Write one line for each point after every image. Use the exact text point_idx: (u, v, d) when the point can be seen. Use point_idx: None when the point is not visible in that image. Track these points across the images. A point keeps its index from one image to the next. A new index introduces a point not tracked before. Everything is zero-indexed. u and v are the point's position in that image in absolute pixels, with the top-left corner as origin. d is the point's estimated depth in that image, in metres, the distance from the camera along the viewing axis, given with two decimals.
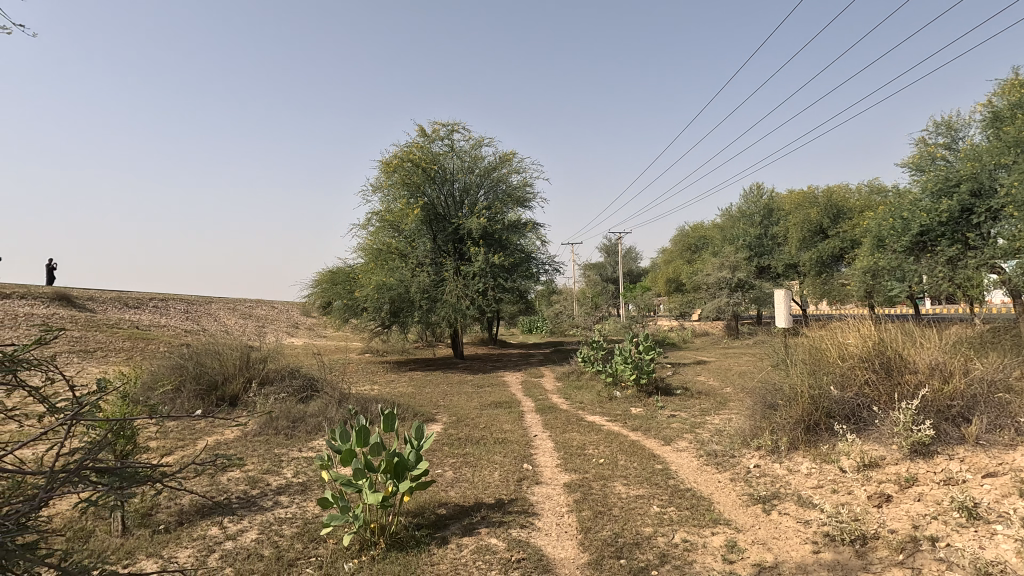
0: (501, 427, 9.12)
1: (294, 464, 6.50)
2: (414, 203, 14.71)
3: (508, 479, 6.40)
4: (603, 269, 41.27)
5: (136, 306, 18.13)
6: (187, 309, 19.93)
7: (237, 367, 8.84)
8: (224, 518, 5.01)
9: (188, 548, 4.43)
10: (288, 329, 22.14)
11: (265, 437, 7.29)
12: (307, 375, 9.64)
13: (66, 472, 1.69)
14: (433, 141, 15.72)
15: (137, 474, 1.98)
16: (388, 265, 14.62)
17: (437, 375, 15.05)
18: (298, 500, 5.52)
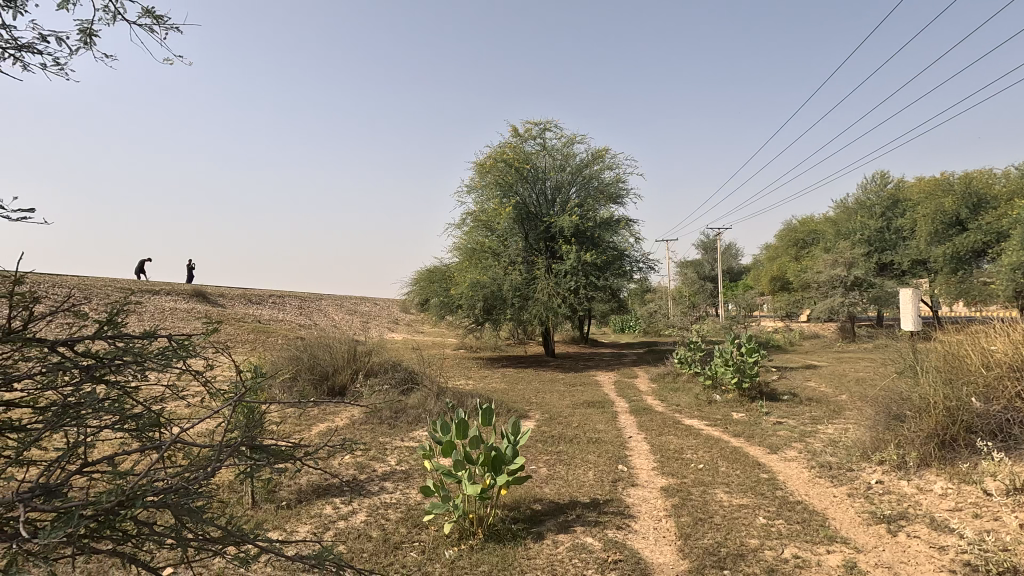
0: (594, 426, 9.05)
1: (397, 452, 6.88)
2: (507, 203, 14.96)
3: (602, 479, 6.34)
4: (701, 266, 39.52)
5: (258, 301, 20.03)
6: (301, 304, 21.70)
7: (345, 359, 9.49)
8: (337, 499, 5.42)
9: (307, 524, 4.84)
10: (389, 324, 23.40)
11: (371, 426, 7.77)
12: (407, 368, 10.14)
13: (228, 447, 1.90)
14: (525, 140, 15.89)
15: (282, 451, 2.19)
16: (482, 264, 15.01)
17: (529, 373, 15.23)
18: (401, 487, 5.84)
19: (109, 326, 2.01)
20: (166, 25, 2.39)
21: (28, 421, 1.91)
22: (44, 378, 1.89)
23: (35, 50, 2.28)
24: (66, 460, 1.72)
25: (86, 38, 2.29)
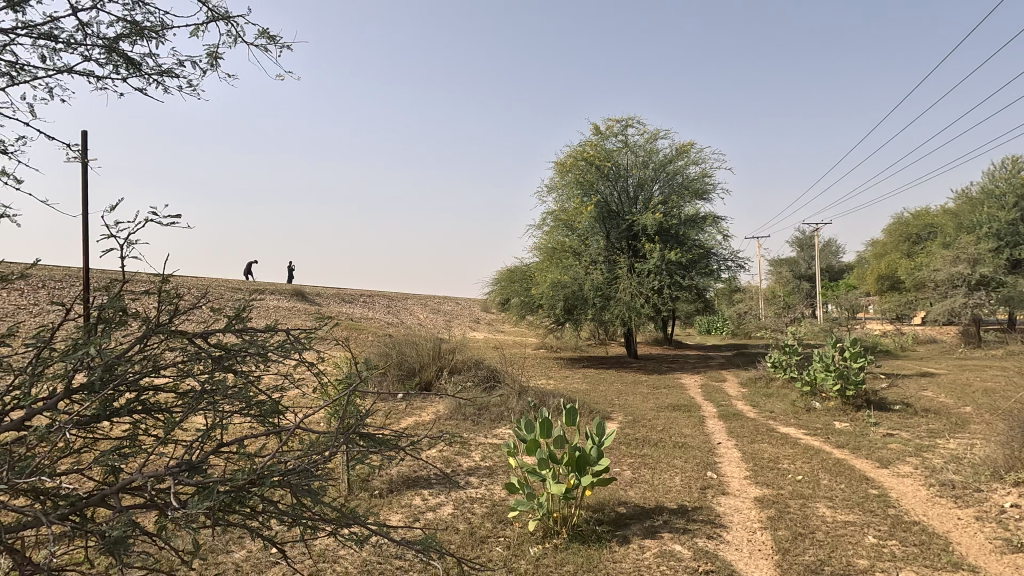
0: (680, 430, 8.73)
1: (481, 449, 7.01)
2: (587, 202, 14.78)
3: (690, 485, 6.10)
4: (796, 265, 36.99)
5: (350, 300, 21.17)
6: (389, 304, 22.69)
7: (431, 356, 9.82)
8: (425, 491, 5.61)
9: (398, 512, 5.06)
10: (471, 323, 23.91)
11: (455, 422, 7.96)
12: (489, 366, 10.30)
13: (341, 434, 2.03)
14: (606, 138, 15.63)
15: (387, 440, 2.30)
16: (562, 263, 14.95)
17: (611, 374, 14.98)
18: (486, 482, 5.95)
19: (237, 320, 2.20)
20: (278, 44, 2.60)
21: (173, 403, 2.14)
22: (185, 367, 2.11)
23: (173, 74, 2.56)
24: (206, 440, 1.92)
25: (212, 61, 2.54)
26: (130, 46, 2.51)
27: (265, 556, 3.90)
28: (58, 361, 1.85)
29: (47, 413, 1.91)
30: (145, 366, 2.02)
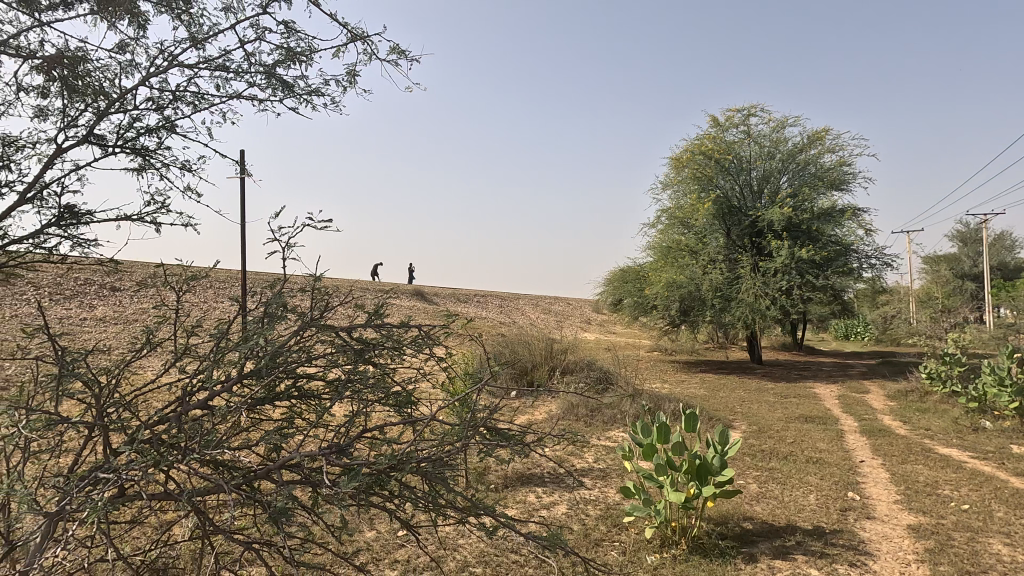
0: (813, 444, 7.96)
1: (595, 451, 6.91)
2: (706, 197, 13.98)
3: (828, 506, 5.53)
4: (959, 263, 32.12)
5: (465, 300, 21.97)
6: (501, 304, 23.20)
7: (544, 356, 9.92)
8: (539, 489, 5.66)
9: (513, 507, 5.15)
10: (582, 324, 23.72)
11: (568, 421, 7.93)
12: (602, 367, 10.13)
13: (470, 428, 2.10)
14: (726, 129, 14.68)
15: (513, 435, 2.34)
16: (678, 262, 14.31)
17: (733, 380, 14.07)
18: (600, 485, 5.86)
19: (376, 316, 2.37)
20: (409, 57, 2.75)
21: (322, 391, 2.36)
22: (332, 358, 2.31)
23: (320, 93, 2.82)
24: (351, 426, 2.09)
25: (352, 78, 2.75)
26: (285, 70, 2.80)
27: (393, 538, 4.17)
28: (233, 349, 2.11)
29: (224, 395, 2.19)
30: (301, 356, 2.24)
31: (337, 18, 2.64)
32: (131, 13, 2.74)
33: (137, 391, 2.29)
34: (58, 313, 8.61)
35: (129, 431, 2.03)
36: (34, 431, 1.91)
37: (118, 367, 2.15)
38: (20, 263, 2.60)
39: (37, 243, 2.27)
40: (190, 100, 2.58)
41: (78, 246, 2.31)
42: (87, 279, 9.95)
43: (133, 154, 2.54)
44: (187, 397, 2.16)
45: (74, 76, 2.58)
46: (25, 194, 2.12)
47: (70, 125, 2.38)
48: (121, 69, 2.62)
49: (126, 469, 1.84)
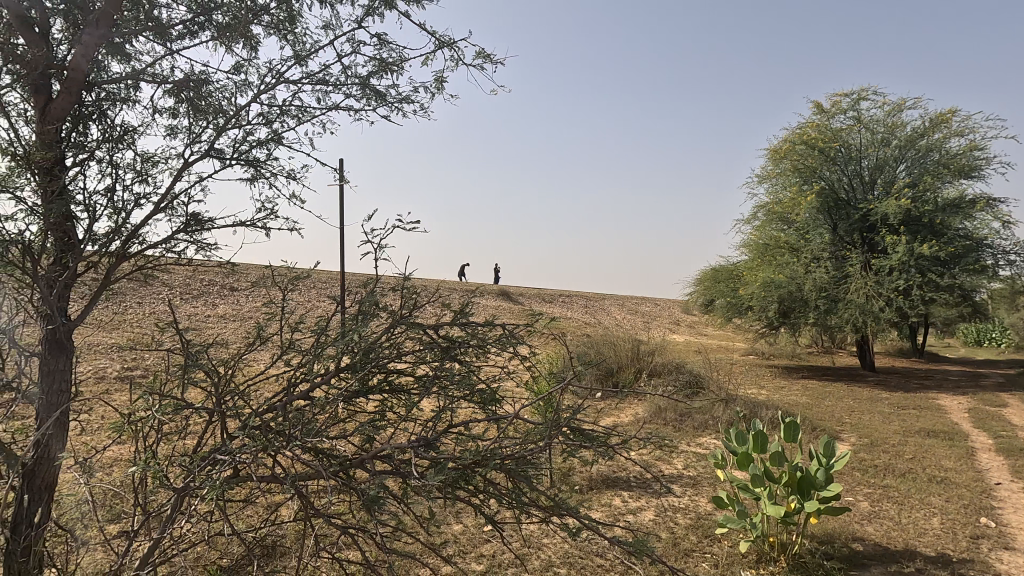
0: (938, 462, 7.12)
1: (684, 457, 6.64)
2: (808, 190, 12.97)
3: (955, 532, 4.93)
4: None
5: (550, 300, 21.95)
6: (587, 304, 22.93)
7: (630, 357, 9.67)
8: (625, 493, 5.52)
9: (598, 510, 5.07)
10: (671, 325, 22.89)
11: (656, 425, 7.67)
12: (692, 370, 9.70)
13: (553, 427, 2.08)
14: (832, 115, 13.51)
15: (597, 436, 2.29)
16: (777, 261, 13.39)
17: (840, 388, 12.96)
18: (690, 493, 5.62)
19: (461, 314, 2.42)
20: (493, 61, 2.80)
21: (411, 386, 2.45)
22: (420, 355, 2.39)
23: (409, 100, 2.94)
24: (438, 421, 2.15)
25: (439, 85, 2.85)
26: (378, 80, 2.96)
27: (478, 533, 4.25)
28: (331, 344, 2.25)
29: (323, 387, 2.34)
30: (391, 352, 2.34)
31: (426, 28, 2.74)
32: (245, 37, 3.01)
33: (248, 382, 2.50)
34: (186, 310, 9.64)
35: (242, 418, 2.23)
36: (165, 414, 2.14)
37: (233, 359, 2.37)
38: (156, 266, 2.95)
39: (169, 247, 2.56)
40: (294, 113, 2.79)
41: (201, 249, 2.58)
42: (210, 280, 11.04)
43: (247, 165, 2.80)
44: (291, 387, 2.33)
45: (198, 97, 2.87)
46: (159, 204, 2.40)
47: (195, 142, 2.65)
48: (237, 89, 2.89)
49: (239, 452, 2.02)
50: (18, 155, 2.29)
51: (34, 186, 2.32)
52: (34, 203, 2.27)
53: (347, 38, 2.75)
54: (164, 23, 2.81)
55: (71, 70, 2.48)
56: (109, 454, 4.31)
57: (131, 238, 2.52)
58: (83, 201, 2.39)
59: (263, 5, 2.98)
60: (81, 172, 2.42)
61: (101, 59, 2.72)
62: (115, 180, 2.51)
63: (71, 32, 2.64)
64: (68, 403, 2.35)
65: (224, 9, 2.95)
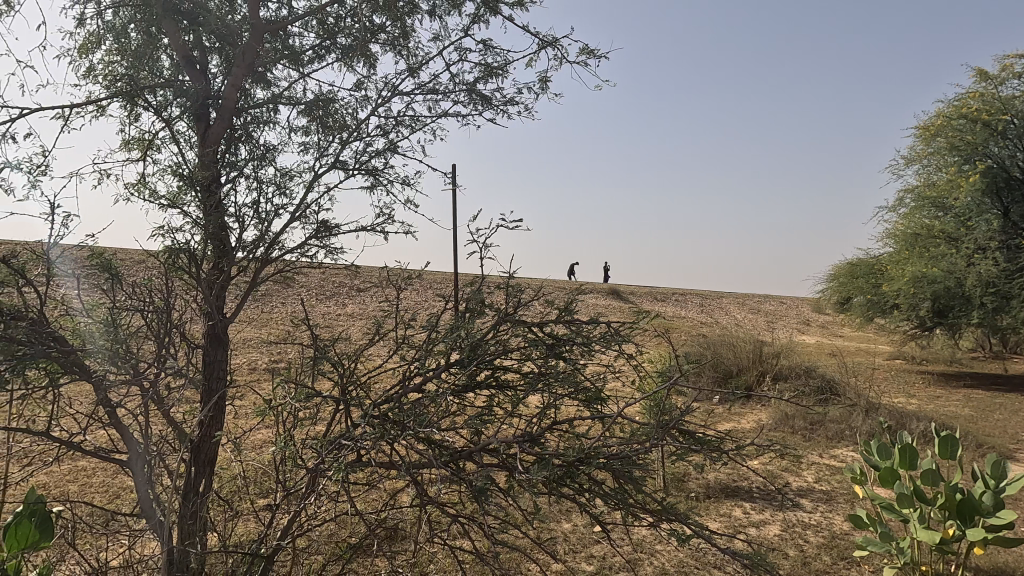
0: None
1: (815, 469, 6.06)
2: (970, 170, 11.25)
3: None
4: None
5: (662, 298, 21.15)
6: (702, 302, 21.78)
7: (752, 359, 9.02)
8: (747, 505, 5.16)
9: (716, 520, 4.79)
10: (799, 324, 21.02)
11: (783, 433, 7.08)
12: (825, 375, 8.83)
13: (661, 429, 2.01)
14: (1001, 82, 11.60)
15: (711, 441, 2.16)
16: (930, 252, 11.76)
17: (1014, 399, 11.08)
18: (822, 509, 5.13)
19: (566, 312, 2.41)
20: (598, 57, 2.76)
21: (517, 382, 2.49)
22: (526, 352, 2.43)
23: (514, 102, 3.00)
24: (543, 417, 2.16)
25: (543, 85, 2.87)
26: (484, 85, 3.05)
27: (589, 533, 4.22)
28: (442, 340, 2.35)
29: (435, 380, 2.45)
30: (497, 349, 2.39)
31: (529, 30, 2.78)
32: (365, 55, 3.26)
33: (369, 374, 2.70)
34: (321, 310, 10.62)
35: (363, 407, 2.41)
36: (298, 401, 2.38)
37: (356, 353, 2.56)
38: (293, 269, 3.29)
39: (303, 252, 2.83)
40: (408, 123, 2.96)
41: (329, 253, 2.82)
42: (340, 281, 12.08)
43: (367, 174, 3.02)
44: (406, 380, 2.48)
45: (326, 115, 3.16)
46: (294, 213, 2.66)
47: (323, 155, 2.91)
48: (358, 104, 3.13)
49: (361, 439, 2.19)
50: (185, 175, 2.67)
51: (197, 202, 2.69)
52: (197, 216, 2.64)
53: (455, 47, 2.87)
54: (298, 50, 3.13)
55: (224, 98, 2.85)
56: (259, 435, 4.88)
57: (272, 245, 2.83)
58: (234, 213, 2.73)
59: (380, 24, 3.20)
60: (233, 188, 2.76)
61: (247, 88, 3.09)
62: (259, 193, 2.82)
63: (224, 66, 3.04)
64: (223, 389, 2.69)
65: (346, 32, 3.21)
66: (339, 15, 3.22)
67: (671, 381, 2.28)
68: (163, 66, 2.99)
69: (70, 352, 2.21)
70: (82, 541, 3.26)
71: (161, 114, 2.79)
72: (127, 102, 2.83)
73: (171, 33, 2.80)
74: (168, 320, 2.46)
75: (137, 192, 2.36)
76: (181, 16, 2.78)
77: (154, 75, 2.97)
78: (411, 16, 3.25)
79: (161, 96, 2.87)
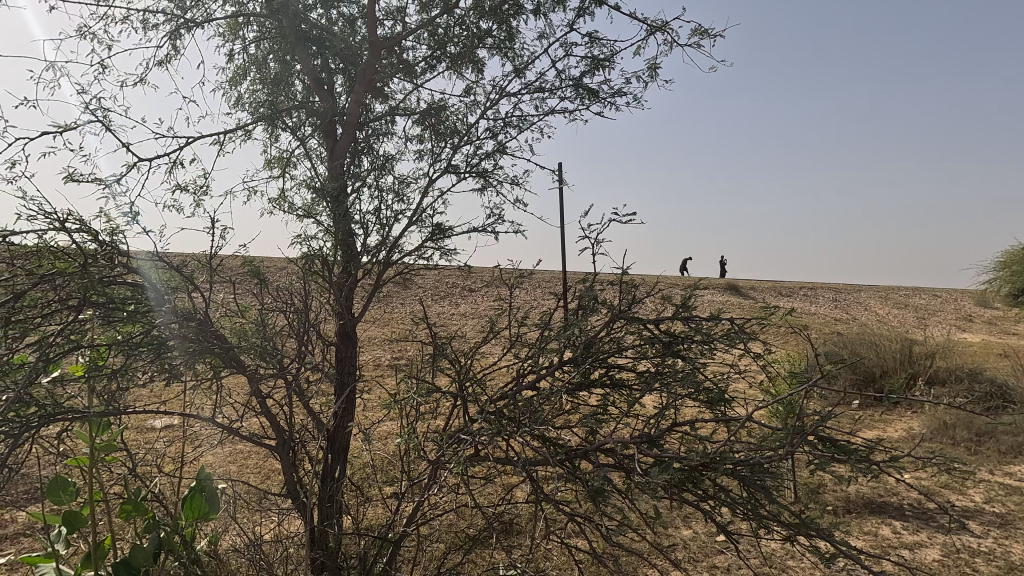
0: None
1: (985, 488, 5.22)
2: None
3: None
4: None
5: (789, 293, 19.48)
6: (836, 297, 19.73)
7: (899, 360, 7.99)
8: (898, 523, 4.58)
9: (860, 538, 4.30)
10: (958, 321, 18.30)
11: (941, 444, 6.19)
12: (995, 380, 7.59)
13: (796, 434, 1.82)
14: None
15: (857, 451, 1.93)
16: None
17: None
18: (996, 534, 4.41)
19: (684, 308, 2.29)
20: (712, 36, 2.60)
21: (633, 381, 2.41)
22: (641, 350, 2.34)
23: (622, 93, 2.91)
24: (662, 418, 2.07)
25: (652, 72, 2.75)
26: (590, 78, 3.00)
27: (711, 542, 3.99)
28: (555, 338, 2.34)
29: (548, 378, 2.45)
30: (612, 347, 2.34)
31: (636, 17, 2.69)
32: (473, 61, 3.35)
33: (484, 371, 2.76)
34: (436, 309, 11.13)
35: (479, 404, 2.46)
36: (419, 396, 2.49)
37: (471, 350, 2.64)
38: (411, 271, 3.46)
39: (420, 254, 2.98)
40: (516, 123, 3.00)
41: (444, 254, 2.93)
42: (454, 282, 12.59)
43: (478, 176, 3.10)
44: (520, 378, 2.50)
45: (438, 122, 3.29)
46: (412, 218, 2.80)
47: (437, 161, 3.04)
48: (468, 109, 3.23)
49: (478, 434, 2.24)
50: (318, 188, 2.92)
51: (328, 211, 2.93)
52: (328, 224, 2.87)
53: (561, 44, 2.85)
54: (411, 63, 3.30)
55: (348, 114, 3.07)
56: (384, 427, 5.21)
57: (393, 249, 3.00)
58: (359, 220, 2.93)
59: (487, 29, 3.27)
60: (358, 197, 2.97)
61: (368, 103, 3.31)
62: (380, 200, 3.01)
63: (348, 85, 3.28)
64: (353, 383, 2.91)
65: (455, 41, 3.32)
66: (448, 25, 3.34)
67: (805, 381, 2.08)
68: (297, 90, 3.30)
69: (228, 347, 2.51)
70: (242, 515, 3.70)
71: (297, 134, 3.08)
72: (269, 125, 3.15)
73: (303, 59, 3.08)
74: (306, 320, 2.71)
75: (279, 205, 2.63)
76: (311, 43, 3.04)
77: (290, 99, 3.28)
78: (517, 17, 3.28)
79: (296, 117, 3.17)
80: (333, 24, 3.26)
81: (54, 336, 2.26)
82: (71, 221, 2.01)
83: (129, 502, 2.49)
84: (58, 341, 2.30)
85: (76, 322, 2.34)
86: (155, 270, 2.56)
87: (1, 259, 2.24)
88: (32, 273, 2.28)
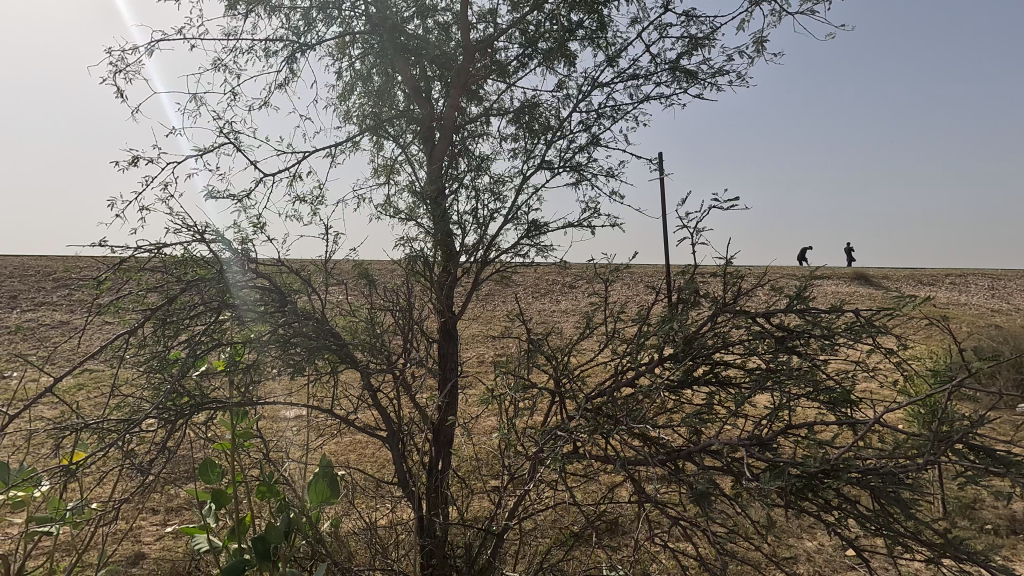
0: None
1: None
2: None
3: None
4: None
5: (934, 282, 17.16)
6: (995, 284, 17.07)
7: None
8: None
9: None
10: None
11: None
12: None
13: (935, 439, 1.57)
14: None
15: (1020, 463, 1.62)
16: None
17: None
18: None
19: (799, 299, 2.08)
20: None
21: (742, 378, 2.24)
22: (750, 346, 2.17)
23: (723, 72, 2.71)
24: (775, 419, 1.89)
25: (759, 45, 2.53)
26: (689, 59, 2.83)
27: (840, 556, 3.61)
28: (654, 333, 2.23)
29: (648, 375, 2.34)
30: (717, 342, 2.19)
31: None
32: (565, 55, 3.30)
33: (582, 367, 2.71)
34: (537, 307, 11.21)
35: (577, 400, 2.42)
36: (516, 392, 2.49)
37: (568, 346, 2.59)
38: (509, 269, 3.49)
39: (516, 251, 2.99)
40: (610, 114, 2.92)
41: (540, 250, 2.93)
42: (551, 278, 12.56)
43: (572, 170, 3.07)
44: (619, 374, 2.42)
45: (531, 119, 3.30)
46: (508, 216, 2.83)
47: (530, 158, 3.05)
48: (561, 104, 3.19)
49: (575, 431, 2.21)
50: (419, 192, 3.05)
51: (427, 214, 3.05)
52: (428, 226, 2.98)
53: (655, 27, 2.72)
54: (504, 63, 3.33)
55: (445, 118, 3.18)
56: (487, 420, 5.32)
57: (490, 247, 3.05)
58: (457, 220, 3.02)
59: (578, 21, 3.21)
60: (456, 198, 3.06)
61: (464, 106, 3.40)
62: (477, 199, 3.08)
63: (445, 90, 3.38)
64: (454, 379, 2.99)
65: (547, 36, 3.30)
66: (539, 21, 3.33)
67: (947, 380, 1.78)
68: (398, 100, 3.46)
69: (341, 344, 2.69)
70: (359, 501, 3.96)
71: (398, 141, 3.23)
72: (375, 135, 3.34)
73: (403, 70, 3.22)
74: (409, 319, 2.84)
75: (383, 210, 2.78)
76: (410, 53, 3.17)
77: (392, 108, 3.46)
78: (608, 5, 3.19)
79: (398, 125, 3.32)
80: (429, 33, 3.38)
81: (199, 334, 2.56)
82: (209, 232, 2.26)
83: (264, 484, 2.76)
84: (203, 339, 2.60)
85: (216, 322, 2.63)
86: (278, 274, 2.80)
87: (156, 268, 2.58)
88: (180, 279, 2.59)
